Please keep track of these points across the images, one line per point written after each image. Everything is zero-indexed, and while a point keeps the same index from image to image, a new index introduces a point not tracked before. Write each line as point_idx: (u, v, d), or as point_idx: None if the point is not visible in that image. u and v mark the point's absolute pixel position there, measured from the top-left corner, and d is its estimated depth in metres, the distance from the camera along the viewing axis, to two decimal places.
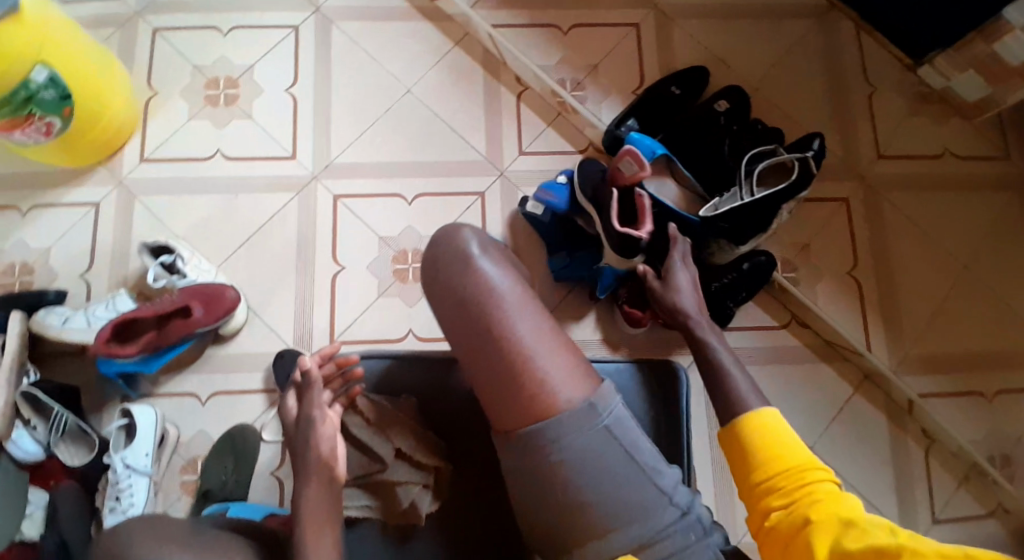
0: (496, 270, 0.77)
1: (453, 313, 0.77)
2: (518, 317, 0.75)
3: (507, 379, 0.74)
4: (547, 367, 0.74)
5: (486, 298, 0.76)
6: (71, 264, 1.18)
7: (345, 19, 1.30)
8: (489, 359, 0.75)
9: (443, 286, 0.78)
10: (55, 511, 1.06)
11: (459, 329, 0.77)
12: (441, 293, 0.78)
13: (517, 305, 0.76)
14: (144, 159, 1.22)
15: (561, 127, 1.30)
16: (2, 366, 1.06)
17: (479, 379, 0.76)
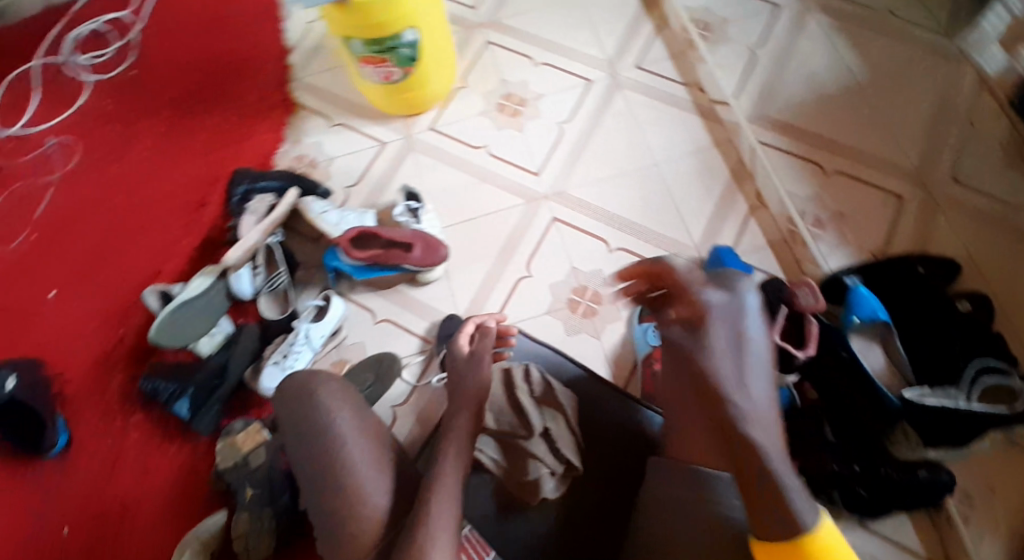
0: (760, 328, 0.88)
1: (700, 340, 0.88)
2: (752, 369, 0.85)
3: (714, 406, 0.84)
4: (757, 422, 0.82)
5: (738, 342, 0.87)
6: (343, 176, 1.45)
7: (633, 89, 1.48)
8: (709, 387, 0.85)
9: (706, 315, 0.89)
10: (236, 340, 1.31)
11: (697, 352, 0.88)
12: (701, 318, 0.89)
13: (758, 362, 0.86)
14: (431, 127, 1.49)
15: (780, 251, 1.34)
16: (265, 220, 1.34)
17: (697, 403, 0.88)
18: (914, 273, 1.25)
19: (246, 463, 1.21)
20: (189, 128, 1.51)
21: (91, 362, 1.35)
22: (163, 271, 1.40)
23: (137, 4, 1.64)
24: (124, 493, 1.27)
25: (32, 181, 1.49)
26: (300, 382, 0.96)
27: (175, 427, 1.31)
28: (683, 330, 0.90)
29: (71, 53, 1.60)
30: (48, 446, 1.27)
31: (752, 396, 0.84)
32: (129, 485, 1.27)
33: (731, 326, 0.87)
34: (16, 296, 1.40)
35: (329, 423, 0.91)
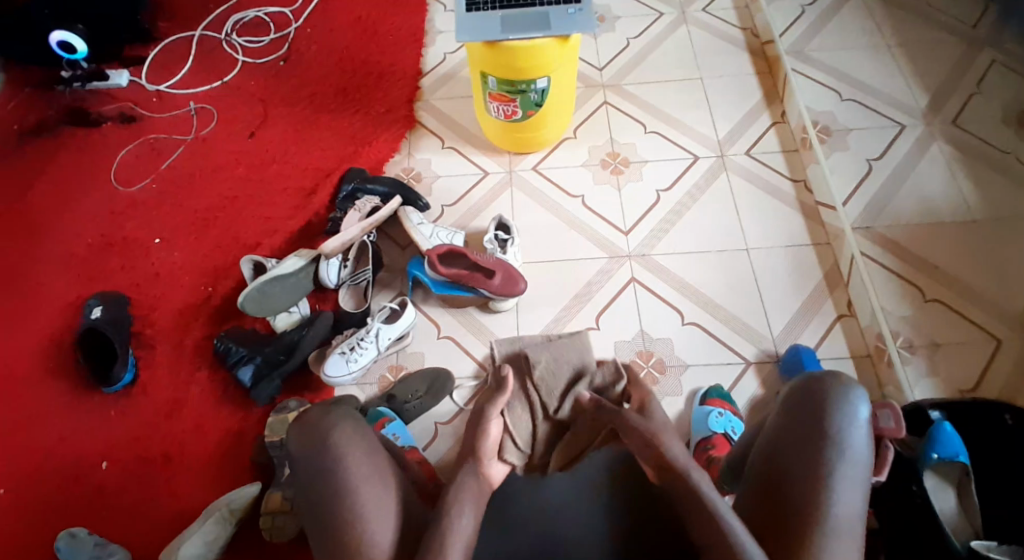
0: (864, 441, 0.83)
1: (798, 436, 0.85)
2: (847, 478, 0.81)
3: (794, 502, 0.81)
4: (841, 535, 0.78)
5: (838, 448, 0.82)
6: (443, 194, 1.51)
7: (740, 174, 1.49)
8: (794, 486, 0.82)
9: (810, 414, 0.85)
10: (311, 321, 1.36)
11: (792, 448, 0.84)
12: (803, 416, 0.86)
13: (855, 474, 0.82)
14: (535, 168, 1.54)
15: (862, 365, 1.30)
16: (367, 220, 1.38)
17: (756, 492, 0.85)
18: (1001, 423, 1.16)
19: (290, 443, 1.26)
20: (315, 121, 1.61)
21: (174, 311, 1.43)
22: (260, 244, 1.47)
23: (300, 7, 1.79)
24: (173, 441, 1.31)
25: (167, 137, 1.62)
26: (315, 417, 0.89)
27: (234, 392, 1.35)
28: (780, 422, 0.87)
29: (231, 34, 1.76)
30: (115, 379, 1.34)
31: (840, 506, 0.80)
32: (180, 435, 1.32)
33: (834, 430, 0.83)
34: (125, 236, 1.51)
35: (339, 467, 0.85)
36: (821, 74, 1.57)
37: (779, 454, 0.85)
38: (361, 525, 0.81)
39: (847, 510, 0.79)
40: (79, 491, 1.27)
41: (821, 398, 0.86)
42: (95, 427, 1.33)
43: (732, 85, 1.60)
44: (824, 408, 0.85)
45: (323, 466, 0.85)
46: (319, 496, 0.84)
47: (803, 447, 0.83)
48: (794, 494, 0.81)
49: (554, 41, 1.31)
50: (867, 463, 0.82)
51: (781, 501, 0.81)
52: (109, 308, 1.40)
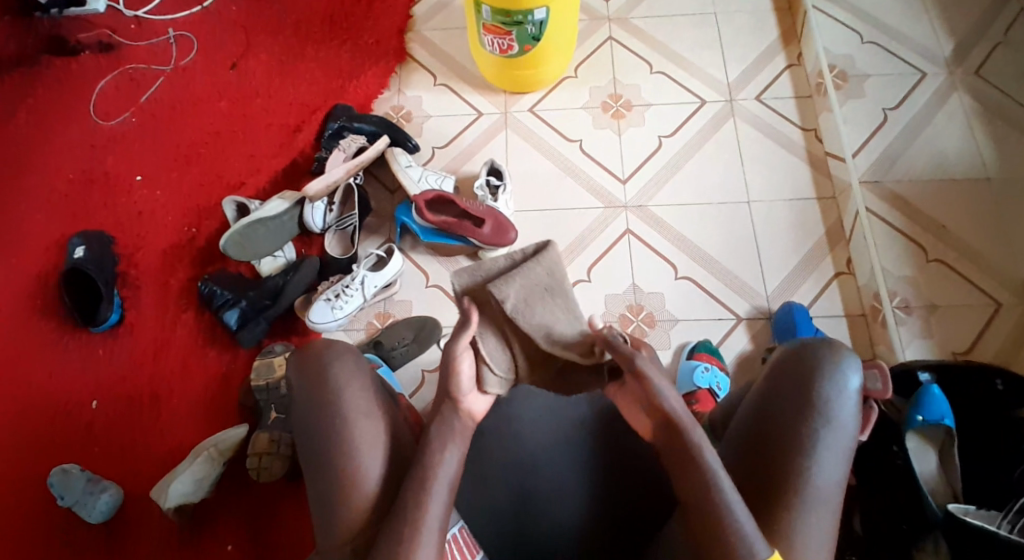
0: (850, 413, 0.78)
1: (782, 403, 0.80)
2: (828, 452, 0.77)
3: (771, 471, 0.78)
4: (816, 506, 0.76)
5: (821, 420, 0.78)
6: (434, 135, 1.46)
7: (746, 121, 1.41)
8: (773, 455, 0.78)
9: (797, 383, 0.80)
10: (296, 267, 1.34)
11: (774, 418, 0.80)
12: (789, 382, 0.81)
13: (838, 447, 0.77)
14: (531, 108, 1.47)
15: (855, 325, 1.27)
16: (351, 162, 1.36)
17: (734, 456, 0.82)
18: (991, 388, 1.14)
19: (278, 388, 1.25)
20: (302, 52, 1.53)
21: (158, 252, 1.40)
22: (245, 184, 1.43)
23: None
24: (160, 382, 1.31)
25: (147, 67, 1.55)
26: (319, 347, 0.84)
27: (219, 335, 1.34)
28: (765, 389, 0.83)
29: None
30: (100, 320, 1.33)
31: (818, 480, 0.76)
32: (166, 376, 1.32)
33: (819, 401, 0.79)
34: (107, 172, 1.46)
35: (337, 400, 0.80)
36: (841, 13, 1.47)
37: (760, 423, 0.81)
38: (353, 460, 0.78)
39: (825, 482, 0.76)
40: (68, 430, 1.28)
41: (812, 364, 0.81)
42: (83, 367, 1.33)
43: (746, 23, 1.50)
44: (812, 376, 0.80)
45: (321, 394, 0.81)
46: (315, 425, 0.80)
47: (787, 416, 0.79)
48: (773, 465, 0.77)
49: None
50: (852, 434, 0.78)
51: (756, 470, 0.79)
52: (92, 249, 1.37)
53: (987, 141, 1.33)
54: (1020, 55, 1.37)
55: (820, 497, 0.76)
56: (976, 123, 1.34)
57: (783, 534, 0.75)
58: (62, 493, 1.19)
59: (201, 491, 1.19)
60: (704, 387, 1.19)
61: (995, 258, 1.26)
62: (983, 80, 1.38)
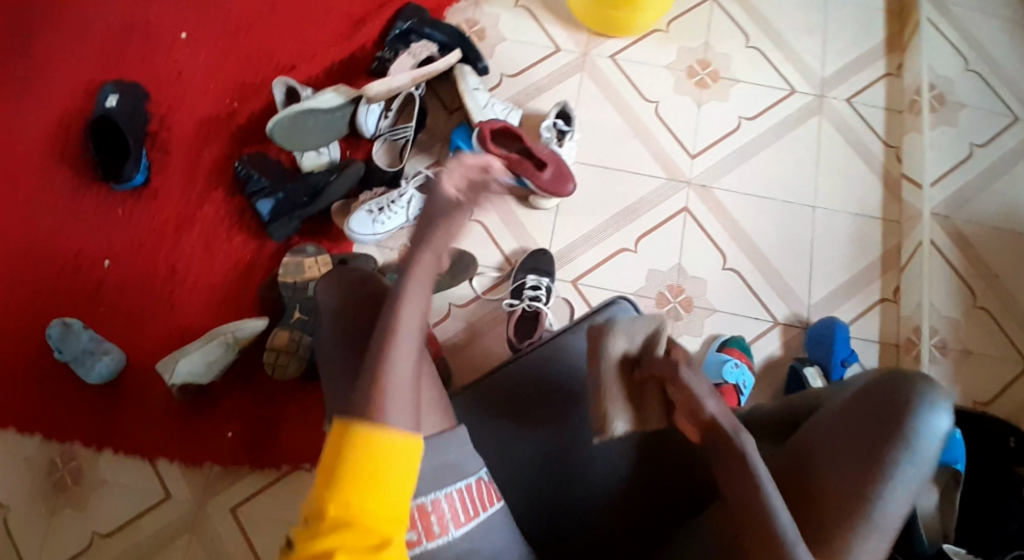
0: (933, 450, 0.72)
1: (864, 422, 0.73)
2: (903, 480, 0.71)
3: (833, 486, 0.72)
4: (874, 533, 0.70)
5: (905, 451, 0.71)
6: (505, 58, 1.37)
7: (831, 122, 1.35)
8: (843, 471, 0.72)
9: (887, 406, 0.73)
10: (340, 170, 1.26)
11: (853, 433, 0.73)
12: (876, 405, 0.74)
13: (912, 479, 0.72)
14: (613, 55, 1.38)
15: (886, 354, 1.25)
16: (420, 72, 1.24)
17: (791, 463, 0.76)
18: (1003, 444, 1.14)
19: (304, 289, 1.20)
20: None
21: (194, 119, 1.32)
22: (296, 66, 1.34)
23: None
24: (179, 258, 1.26)
25: None
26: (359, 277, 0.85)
27: (248, 222, 1.28)
28: (850, 402, 0.75)
29: None
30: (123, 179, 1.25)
31: (890, 509, 0.71)
32: (186, 253, 1.26)
33: (910, 428, 0.72)
34: (151, 21, 1.35)
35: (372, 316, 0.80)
36: (955, 31, 1.37)
37: (834, 434, 0.74)
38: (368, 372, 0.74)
39: (890, 512, 0.71)
40: (76, 285, 1.23)
41: (905, 392, 0.73)
42: (98, 224, 1.26)
43: (855, 17, 1.41)
44: (904, 405, 0.73)
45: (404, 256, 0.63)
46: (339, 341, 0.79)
47: (865, 435, 0.73)
48: (834, 482, 0.72)
49: None
50: (928, 470, 0.72)
51: (814, 481, 0.73)
52: (125, 99, 1.28)
53: None
54: None
55: (879, 525, 0.71)
56: None
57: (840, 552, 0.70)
58: (59, 347, 1.13)
59: (211, 374, 1.16)
60: (732, 384, 1.15)
61: None
62: None
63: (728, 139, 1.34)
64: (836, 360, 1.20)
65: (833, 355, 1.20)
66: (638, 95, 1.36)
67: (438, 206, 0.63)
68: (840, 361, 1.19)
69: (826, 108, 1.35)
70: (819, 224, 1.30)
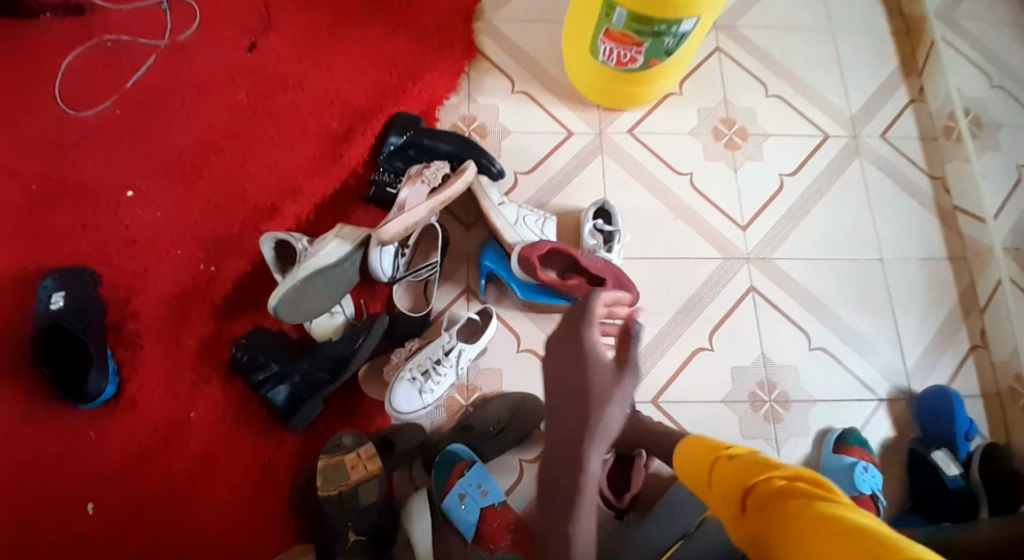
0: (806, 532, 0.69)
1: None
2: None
3: None
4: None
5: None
6: (516, 157, 1.21)
7: (872, 162, 1.25)
8: None
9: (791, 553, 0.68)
10: (361, 330, 1.03)
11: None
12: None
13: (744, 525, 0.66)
14: (630, 130, 1.24)
15: (992, 407, 1.16)
16: (438, 200, 1.06)
17: None
18: None
19: (355, 498, 0.96)
20: (344, 38, 1.21)
21: (164, 298, 1.06)
22: (279, 210, 1.12)
23: None
24: (181, 477, 1.01)
25: (134, 42, 1.16)
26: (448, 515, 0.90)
27: (261, 414, 1.06)
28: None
29: None
30: (91, 395, 1.00)
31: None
32: (189, 469, 1.01)
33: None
34: (84, 184, 1.09)
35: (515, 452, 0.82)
36: (972, 48, 1.29)
37: None
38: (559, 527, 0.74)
39: None
40: (51, 547, 0.96)
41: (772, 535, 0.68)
42: (66, 456, 1.00)
43: (867, 46, 1.32)
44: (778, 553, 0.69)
45: (576, 451, 0.70)
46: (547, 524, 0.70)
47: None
48: None
49: None
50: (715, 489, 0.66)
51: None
52: (73, 294, 1.02)
53: None
54: None
55: None
56: None
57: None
58: None
59: None
60: (869, 495, 1.02)
61: None
62: None
63: (775, 201, 1.22)
64: (961, 433, 1.09)
65: (956, 429, 1.09)
66: (666, 169, 1.22)
67: (599, 384, 0.71)
68: (963, 435, 1.09)
69: (866, 150, 1.26)
70: (891, 278, 1.20)
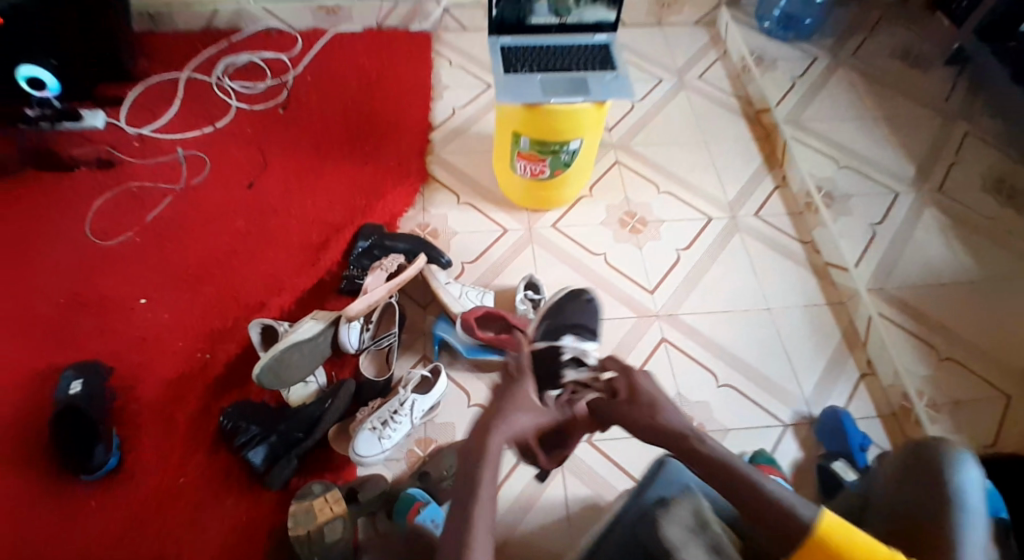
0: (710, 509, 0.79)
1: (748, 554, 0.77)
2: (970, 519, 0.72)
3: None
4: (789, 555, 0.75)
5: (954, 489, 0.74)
6: (462, 251, 1.45)
7: (752, 236, 1.52)
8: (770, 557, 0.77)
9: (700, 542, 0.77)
10: (332, 393, 1.23)
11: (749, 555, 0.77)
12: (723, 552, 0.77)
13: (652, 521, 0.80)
14: (554, 225, 1.51)
15: (890, 425, 1.31)
16: (395, 282, 1.26)
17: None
18: None
19: (321, 537, 1.09)
20: (319, 173, 1.50)
21: (165, 382, 1.26)
22: (265, 305, 1.34)
23: (296, 53, 1.67)
24: (171, 536, 1.14)
25: (153, 187, 1.45)
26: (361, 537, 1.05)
27: (241, 478, 1.19)
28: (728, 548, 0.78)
29: (221, 78, 1.60)
30: (96, 466, 1.15)
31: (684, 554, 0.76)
32: (179, 527, 1.15)
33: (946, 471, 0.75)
34: (103, 296, 1.32)
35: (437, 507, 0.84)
36: (819, 143, 1.62)
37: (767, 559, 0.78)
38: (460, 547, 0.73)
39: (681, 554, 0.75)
40: None
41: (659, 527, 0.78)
42: (70, 524, 1.13)
43: (737, 150, 1.65)
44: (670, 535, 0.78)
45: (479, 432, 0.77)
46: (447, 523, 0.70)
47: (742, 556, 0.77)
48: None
49: (591, 107, 1.29)
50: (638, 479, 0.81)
51: None
52: (88, 381, 1.21)
53: (967, 252, 1.47)
54: (966, 176, 1.57)
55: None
56: (952, 237, 1.49)
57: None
58: None
59: None
60: None
61: (985, 346, 1.37)
62: (945, 197, 1.54)
63: (676, 271, 1.47)
64: (856, 446, 1.23)
65: (851, 442, 1.23)
66: (584, 252, 1.48)
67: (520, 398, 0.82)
68: (859, 447, 1.23)
69: (747, 227, 1.54)
70: (781, 323, 1.42)
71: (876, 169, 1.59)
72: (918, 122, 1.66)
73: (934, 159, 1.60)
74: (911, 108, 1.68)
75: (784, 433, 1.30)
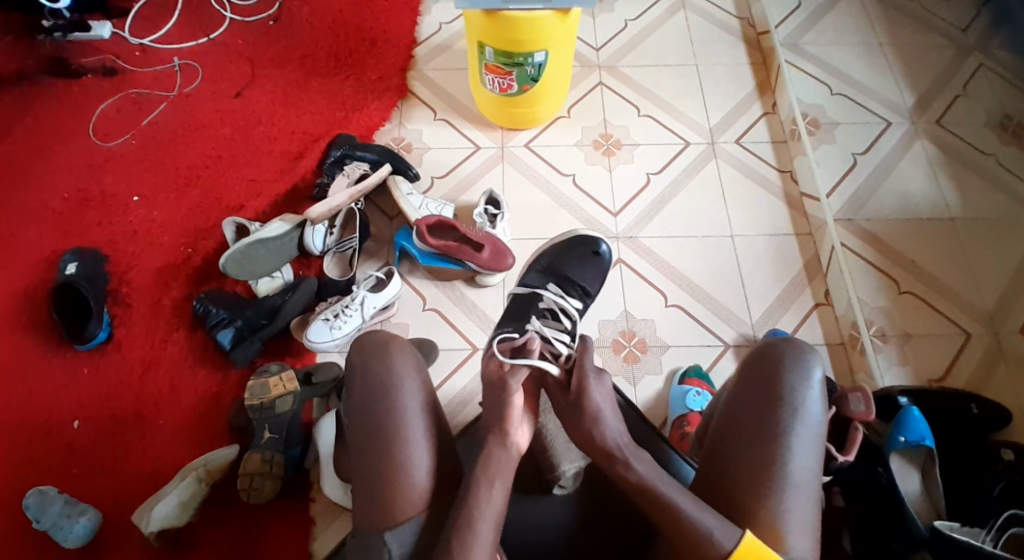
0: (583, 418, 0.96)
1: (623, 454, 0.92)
2: (799, 439, 0.83)
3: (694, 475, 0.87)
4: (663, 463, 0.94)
5: (794, 410, 0.83)
6: (433, 165, 1.51)
7: (728, 161, 1.51)
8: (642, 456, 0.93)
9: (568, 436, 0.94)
10: (295, 286, 1.34)
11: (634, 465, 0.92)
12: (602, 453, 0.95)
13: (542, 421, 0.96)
14: (527, 144, 1.54)
15: (836, 354, 1.32)
16: (356, 189, 1.37)
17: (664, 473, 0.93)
18: (967, 412, 1.20)
19: (272, 407, 1.23)
20: (305, 86, 1.59)
21: (152, 270, 1.40)
22: (245, 206, 1.45)
23: None
24: (147, 401, 1.29)
25: (151, 93, 1.58)
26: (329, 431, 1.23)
27: (213, 355, 1.33)
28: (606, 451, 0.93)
29: None
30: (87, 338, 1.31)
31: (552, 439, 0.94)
32: (154, 394, 1.30)
33: (791, 393, 0.84)
34: (103, 191, 1.47)
35: (392, 385, 0.84)
36: (813, 68, 1.58)
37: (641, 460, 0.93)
38: (401, 445, 0.82)
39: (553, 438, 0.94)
40: (45, 449, 1.25)
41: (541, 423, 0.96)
42: (65, 384, 1.31)
43: (727, 75, 1.61)
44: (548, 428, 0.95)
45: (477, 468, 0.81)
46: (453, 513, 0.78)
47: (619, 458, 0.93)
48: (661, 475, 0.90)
49: (553, 15, 1.29)
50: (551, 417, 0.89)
51: (716, 475, 0.84)
52: (84, 264, 1.37)
53: (952, 187, 1.43)
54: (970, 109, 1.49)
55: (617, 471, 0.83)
56: (939, 171, 1.45)
57: (770, 522, 0.80)
58: (37, 516, 1.14)
59: (185, 515, 1.17)
60: (698, 412, 1.21)
61: (953, 281, 1.35)
62: (942, 129, 1.49)
63: (643, 190, 1.48)
64: None
65: None
66: (551, 170, 1.50)
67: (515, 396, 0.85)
68: None
69: (722, 151, 1.52)
70: (741, 249, 1.42)
71: (868, 97, 1.55)
72: (927, 49, 1.57)
73: (936, 89, 1.54)
74: (920, 34, 1.60)
75: (725, 353, 1.33)
